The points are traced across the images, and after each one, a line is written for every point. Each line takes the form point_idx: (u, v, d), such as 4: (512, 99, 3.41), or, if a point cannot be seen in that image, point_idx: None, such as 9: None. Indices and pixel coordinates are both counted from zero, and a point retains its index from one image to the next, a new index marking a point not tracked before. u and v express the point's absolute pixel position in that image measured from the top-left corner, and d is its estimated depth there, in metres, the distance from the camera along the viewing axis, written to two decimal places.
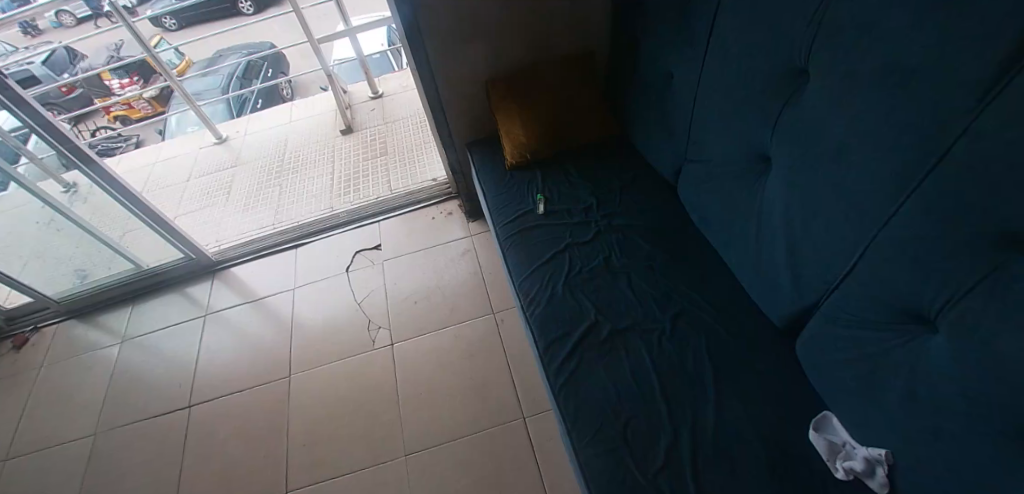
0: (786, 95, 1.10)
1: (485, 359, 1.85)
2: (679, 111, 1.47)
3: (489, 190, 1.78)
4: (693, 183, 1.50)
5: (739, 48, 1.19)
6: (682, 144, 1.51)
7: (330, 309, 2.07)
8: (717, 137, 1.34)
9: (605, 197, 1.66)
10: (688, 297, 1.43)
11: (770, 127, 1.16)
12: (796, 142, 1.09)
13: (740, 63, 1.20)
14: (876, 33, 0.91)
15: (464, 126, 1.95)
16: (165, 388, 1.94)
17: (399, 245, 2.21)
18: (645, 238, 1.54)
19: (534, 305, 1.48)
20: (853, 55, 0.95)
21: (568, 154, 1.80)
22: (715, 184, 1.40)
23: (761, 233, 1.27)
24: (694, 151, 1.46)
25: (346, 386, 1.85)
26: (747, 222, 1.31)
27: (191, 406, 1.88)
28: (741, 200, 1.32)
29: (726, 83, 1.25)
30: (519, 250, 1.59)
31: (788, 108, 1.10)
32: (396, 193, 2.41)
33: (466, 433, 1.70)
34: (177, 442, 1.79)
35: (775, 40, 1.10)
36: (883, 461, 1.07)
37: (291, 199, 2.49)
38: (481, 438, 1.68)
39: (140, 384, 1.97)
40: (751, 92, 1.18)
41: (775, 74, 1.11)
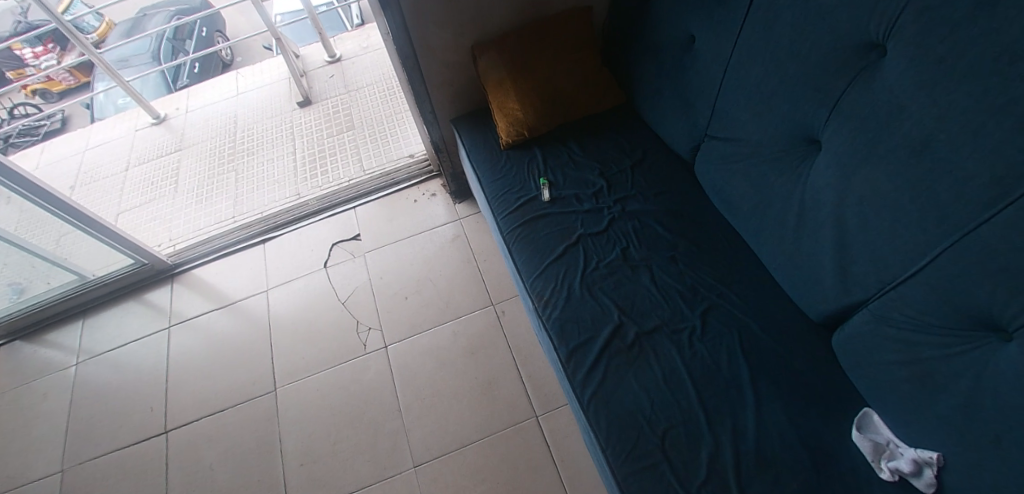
0: (854, 74, 0.97)
1: (489, 356, 1.73)
2: (702, 81, 1.31)
3: (482, 174, 1.59)
4: (716, 163, 1.35)
5: (793, 15, 1.04)
6: (703, 119, 1.35)
7: (311, 310, 1.88)
8: (753, 113, 1.19)
9: (614, 178, 1.50)
10: (717, 290, 1.32)
11: (828, 109, 1.03)
12: (864, 129, 0.97)
13: (794, 32, 1.05)
14: (992, 11, 0.78)
15: (448, 99, 1.73)
16: (135, 413, 1.74)
17: (380, 232, 2.01)
18: (664, 224, 1.41)
19: (549, 308, 1.34)
20: (959, 35, 0.82)
21: (569, 129, 1.62)
22: (745, 165, 1.26)
23: (802, 223, 1.16)
24: (718, 128, 1.31)
25: (340, 396, 1.70)
26: (785, 209, 1.19)
27: (168, 431, 1.69)
28: (778, 186, 1.19)
29: (774, 56, 1.10)
30: (526, 244, 1.44)
31: (854, 89, 0.97)
32: (370, 174, 2.17)
33: (477, 438, 1.58)
34: (157, 472, 1.62)
35: (843, 7, 0.95)
36: (934, 464, 1.00)
37: (251, 186, 2.23)
38: (493, 442, 1.57)
39: (105, 409, 1.76)
40: (807, 68, 1.04)
41: (843, 49, 0.97)
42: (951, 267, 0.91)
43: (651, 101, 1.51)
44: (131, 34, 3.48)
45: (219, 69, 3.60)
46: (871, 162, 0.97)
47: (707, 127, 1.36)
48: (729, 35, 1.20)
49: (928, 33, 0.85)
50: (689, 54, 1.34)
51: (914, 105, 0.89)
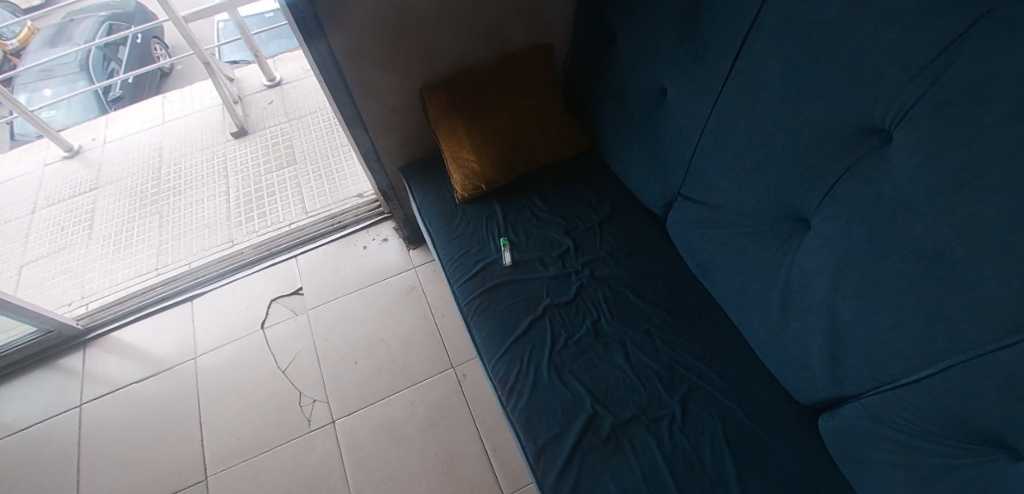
0: (853, 155, 0.85)
1: (449, 427, 1.60)
2: (675, 138, 1.18)
3: (434, 233, 1.43)
4: (690, 225, 1.22)
5: (782, 83, 0.92)
6: (675, 178, 1.22)
7: (250, 381, 1.72)
8: (733, 181, 1.06)
9: (582, 237, 1.36)
10: (696, 369, 1.19)
11: (821, 192, 0.91)
12: (860, 219, 0.86)
13: (783, 101, 0.92)
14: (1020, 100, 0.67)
15: (395, 144, 1.55)
16: None
17: (326, 285, 1.84)
18: (637, 292, 1.28)
19: (514, 396, 1.20)
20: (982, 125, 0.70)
21: (531, 178, 1.48)
22: (723, 234, 1.14)
23: (788, 305, 1.04)
24: (692, 189, 1.18)
25: (282, 483, 1.56)
26: (768, 287, 1.07)
27: None
28: (761, 261, 1.07)
29: (760, 122, 0.97)
30: (486, 319, 1.28)
31: (851, 176, 0.86)
32: (314, 217, 1.99)
33: None
34: None
35: (844, 82, 0.83)
36: None
37: (179, 232, 2.01)
38: None
39: None
40: (800, 141, 0.92)
41: (841, 125, 0.85)
42: (963, 377, 0.79)
43: (619, 151, 1.37)
44: (55, 41, 3.13)
45: (158, 81, 3.28)
46: (873, 253, 0.85)
47: (680, 186, 1.23)
48: (707, 95, 1.07)
49: (946, 123, 0.74)
50: (661, 107, 1.21)
51: (926, 198, 0.77)
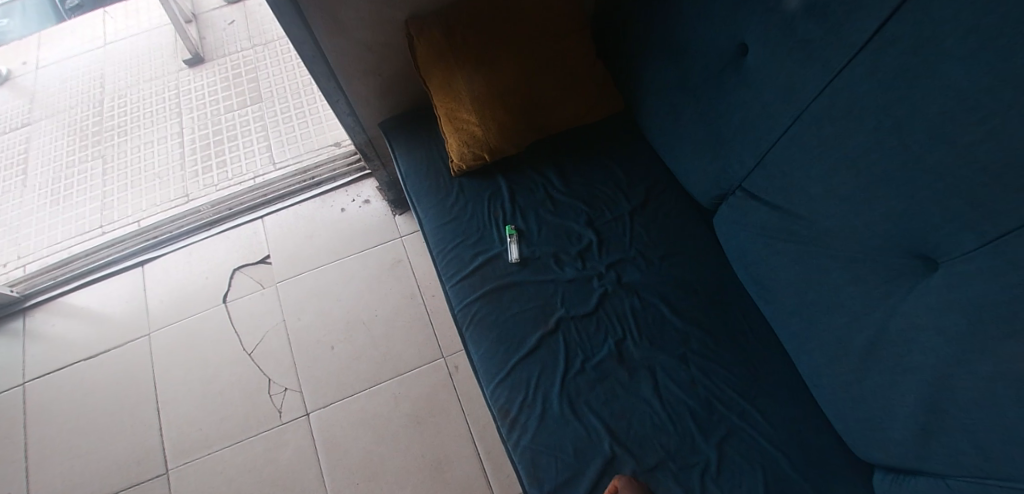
0: None
1: (437, 426, 1.39)
2: (755, 120, 0.92)
3: (424, 215, 1.15)
4: (752, 233, 0.99)
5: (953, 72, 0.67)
6: (738, 166, 0.98)
7: (211, 364, 1.50)
8: (842, 196, 0.83)
9: (607, 229, 1.09)
10: (736, 408, 0.94)
11: (978, 235, 0.69)
12: None
13: (957, 97, 0.67)
14: None
15: (375, 91, 1.23)
16: None
17: (297, 253, 1.57)
18: (671, 303, 1.02)
19: (518, 428, 0.97)
20: None
21: (545, 148, 1.19)
22: (800, 253, 0.92)
23: (873, 353, 0.84)
24: (766, 192, 0.95)
25: (251, 479, 1.38)
26: (852, 327, 0.87)
27: None
28: (847, 295, 0.86)
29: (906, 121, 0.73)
30: (485, 329, 1.03)
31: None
32: (280, 168, 1.69)
33: None
34: None
35: None
36: None
37: (126, 182, 1.73)
38: None
39: None
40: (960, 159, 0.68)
41: None
42: None
43: (666, 126, 1.10)
44: None
45: None
46: None
47: (743, 180, 1.00)
48: (820, 67, 0.81)
49: None
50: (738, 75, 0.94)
51: None
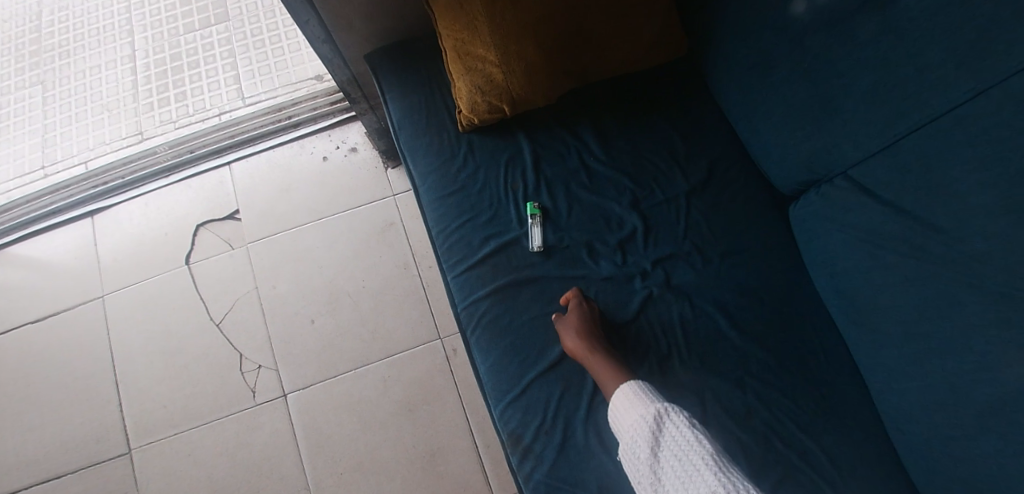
0: None
1: (432, 415, 1.22)
2: (901, 96, 0.72)
3: (423, 184, 0.94)
4: (850, 237, 0.79)
5: None
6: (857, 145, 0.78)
7: (173, 333, 1.29)
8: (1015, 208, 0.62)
9: (655, 212, 0.89)
10: (798, 445, 0.74)
11: None
12: None
13: None
14: None
15: (367, 15, 0.97)
16: None
17: (272, 209, 1.34)
18: (730, 311, 0.82)
19: (532, 461, 0.78)
20: None
21: (583, 100, 0.98)
22: (921, 272, 0.71)
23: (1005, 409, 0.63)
24: (888, 189, 0.75)
25: (220, 466, 1.22)
26: (980, 369, 0.65)
27: None
28: (979, 330, 0.65)
29: None
30: (496, 334, 0.83)
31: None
32: (251, 105, 1.43)
33: None
34: None
35: None
36: None
37: (68, 114, 1.46)
38: None
39: None
40: None
41: None
42: None
43: (757, 88, 0.88)
44: None
45: None
46: None
47: (850, 167, 0.80)
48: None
49: None
50: (887, 27, 0.72)
51: None
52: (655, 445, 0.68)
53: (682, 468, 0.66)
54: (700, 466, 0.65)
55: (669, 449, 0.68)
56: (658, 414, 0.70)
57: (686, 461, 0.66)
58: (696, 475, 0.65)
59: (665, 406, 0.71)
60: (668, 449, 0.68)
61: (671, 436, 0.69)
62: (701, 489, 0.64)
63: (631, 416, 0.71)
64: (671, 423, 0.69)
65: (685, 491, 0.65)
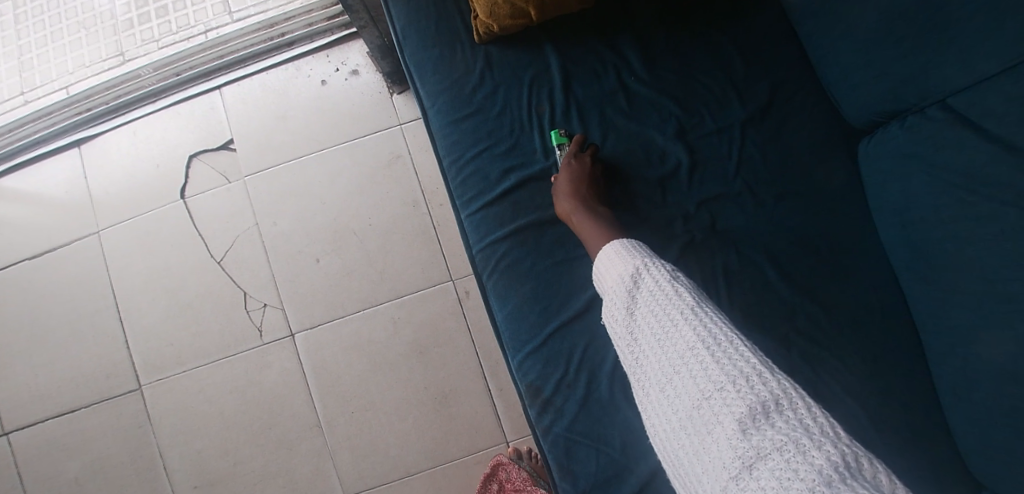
0: None
1: (444, 358, 1.17)
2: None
3: (433, 106, 0.83)
4: (939, 181, 0.67)
5: None
6: (964, 68, 0.65)
7: (173, 270, 1.23)
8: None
9: (702, 144, 0.78)
10: (844, 409, 0.67)
11: None
12: None
13: None
14: None
15: None
16: None
17: (268, 139, 1.23)
18: (782, 262, 0.73)
19: (550, 414, 0.72)
20: None
21: (624, 7, 0.84)
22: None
23: None
24: (1000, 122, 0.62)
25: (234, 402, 1.21)
26: None
27: (9, 434, 1.25)
28: None
29: None
30: (516, 279, 0.75)
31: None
32: (240, 20, 1.28)
33: (426, 468, 1.16)
34: (9, 485, 1.24)
35: None
36: None
37: (44, 32, 1.33)
38: (449, 472, 1.16)
39: None
40: None
41: None
42: None
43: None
44: None
45: None
46: None
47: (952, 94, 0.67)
48: None
49: None
50: None
51: None
52: (630, 303, 0.63)
53: (656, 322, 0.60)
54: (676, 317, 0.59)
55: (645, 305, 0.62)
56: (635, 270, 0.64)
57: (660, 314, 0.60)
58: (670, 329, 0.59)
59: (645, 261, 0.65)
60: (644, 306, 0.62)
61: (648, 291, 0.62)
62: (677, 341, 0.58)
63: (610, 277, 0.67)
64: (649, 278, 0.63)
65: (661, 346, 0.59)
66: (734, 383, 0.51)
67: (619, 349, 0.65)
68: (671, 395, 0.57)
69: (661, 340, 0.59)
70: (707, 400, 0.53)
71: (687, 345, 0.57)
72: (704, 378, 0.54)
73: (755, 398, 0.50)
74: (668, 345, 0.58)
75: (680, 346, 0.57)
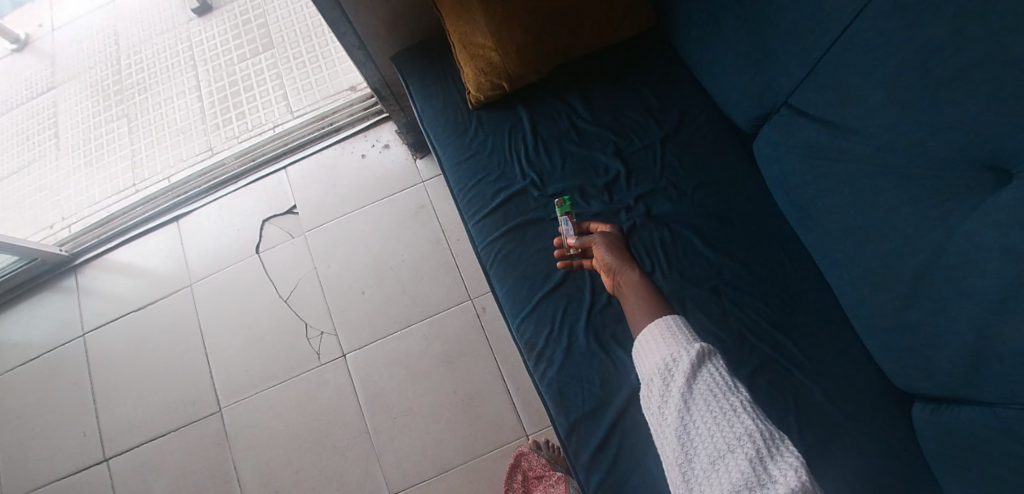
0: None
1: (468, 365, 1.42)
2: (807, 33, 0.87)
3: (443, 154, 1.16)
4: (797, 159, 0.94)
5: None
6: (790, 77, 0.92)
7: (249, 310, 1.54)
8: (913, 102, 0.75)
9: (636, 158, 1.07)
10: (758, 332, 0.91)
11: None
12: None
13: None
14: None
15: (386, 23, 1.22)
16: (67, 435, 1.53)
17: (323, 202, 1.58)
18: (704, 234, 0.99)
19: (544, 362, 0.98)
20: None
21: (571, 71, 1.17)
22: (853, 176, 0.85)
23: (925, 277, 0.77)
24: (817, 108, 0.89)
25: (296, 416, 1.45)
26: (902, 254, 0.80)
27: (108, 459, 1.50)
28: (904, 218, 0.79)
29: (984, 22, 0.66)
30: (510, 266, 1.04)
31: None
32: (299, 116, 1.68)
33: (458, 463, 1.35)
34: None
35: None
36: None
37: (151, 140, 1.74)
38: (479, 465, 1.34)
39: (34, 428, 1.55)
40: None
41: None
42: None
43: (709, 40, 1.05)
44: None
45: None
46: None
47: (789, 96, 0.94)
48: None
49: None
50: None
51: None
52: (692, 377, 0.75)
53: (716, 403, 0.72)
54: (736, 407, 0.72)
55: (705, 384, 0.74)
56: (701, 353, 0.77)
57: (722, 398, 0.72)
58: (728, 412, 0.71)
59: (708, 349, 0.78)
60: (704, 384, 0.74)
61: (711, 373, 0.75)
62: (731, 424, 0.70)
63: (672, 347, 0.78)
64: (711, 363, 0.76)
65: (713, 423, 0.71)
66: (786, 473, 0.64)
67: (664, 411, 0.75)
68: (717, 466, 0.69)
69: (717, 418, 0.71)
70: (755, 477, 0.65)
71: (745, 431, 0.69)
72: (754, 460, 0.67)
73: (802, 486, 0.62)
74: (720, 425, 0.71)
75: (735, 428, 0.70)
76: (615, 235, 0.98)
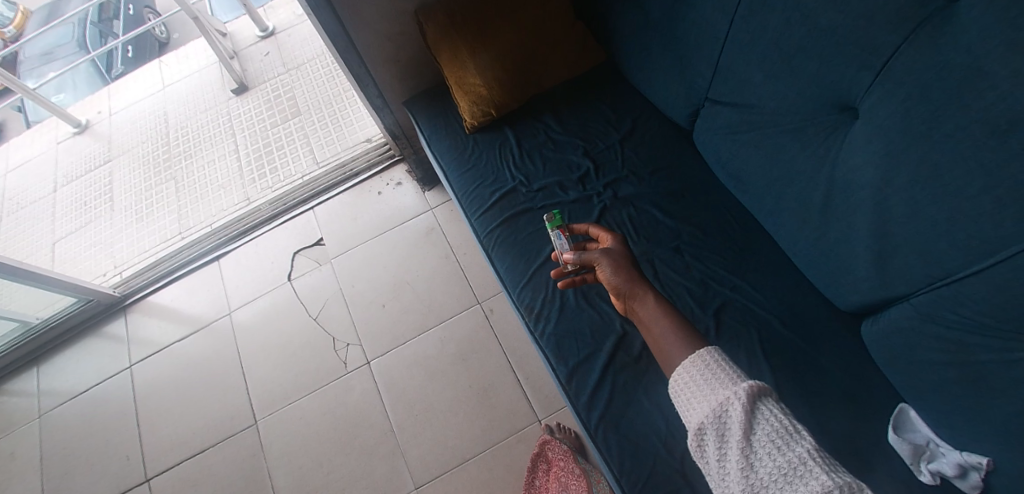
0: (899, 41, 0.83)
1: (480, 360, 1.60)
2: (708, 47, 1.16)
3: (448, 169, 1.43)
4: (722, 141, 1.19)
5: None
6: (703, 80, 1.20)
7: (284, 331, 1.74)
8: (781, 78, 1.02)
9: (601, 156, 1.34)
10: (713, 276, 1.13)
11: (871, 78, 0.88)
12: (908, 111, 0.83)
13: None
14: None
15: (397, 77, 1.54)
16: (111, 459, 1.64)
17: (346, 234, 1.84)
18: (661, 207, 1.23)
19: (542, 320, 1.19)
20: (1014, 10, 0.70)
21: (544, 98, 1.47)
22: (759, 143, 1.10)
23: (823, 208, 1.00)
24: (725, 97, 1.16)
25: (327, 422, 1.60)
26: (803, 196, 1.03)
27: (150, 479, 1.60)
28: (798, 165, 1.03)
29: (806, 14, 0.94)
30: (509, 248, 1.27)
31: (914, 45, 0.81)
32: (324, 166, 1.98)
33: (477, 452, 1.49)
34: None
35: None
36: (982, 469, 0.82)
37: (196, 195, 2.02)
38: (498, 450, 1.48)
39: (79, 456, 1.66)
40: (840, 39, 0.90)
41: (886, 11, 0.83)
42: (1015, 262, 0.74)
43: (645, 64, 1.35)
44: (49, 20, 3.05)
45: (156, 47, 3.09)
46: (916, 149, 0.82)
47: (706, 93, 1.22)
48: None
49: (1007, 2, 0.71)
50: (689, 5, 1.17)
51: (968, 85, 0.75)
52: (751, 430, 0.79)
53: (782, 456, 0.76)
54: (804, 457, 0.75)
55: (765, 435, 0.78)
56: (755, 403, 0.81)
57: (783, 449, 0.76)
58: (795, 463, 0.75)
59: (761, 396, 0.82)
60: (766, 436, 0.78)
61: (768, 422, 0.79)
62: (802, 476, 0.74)
63: (722, 398, 0.82)
64: (766, 411, 0.80)
65: (783, 477, 0.75)
66: None
67: (729, 467, 0.79)
68: None
69: (786, 471, 0.75)
70: None
71: (818, 482, 0.72)
72: None
73: None
74: (790, 478, 0.74)
75: (806, 480, 0.73)
76: (615, 256, 1.08)
